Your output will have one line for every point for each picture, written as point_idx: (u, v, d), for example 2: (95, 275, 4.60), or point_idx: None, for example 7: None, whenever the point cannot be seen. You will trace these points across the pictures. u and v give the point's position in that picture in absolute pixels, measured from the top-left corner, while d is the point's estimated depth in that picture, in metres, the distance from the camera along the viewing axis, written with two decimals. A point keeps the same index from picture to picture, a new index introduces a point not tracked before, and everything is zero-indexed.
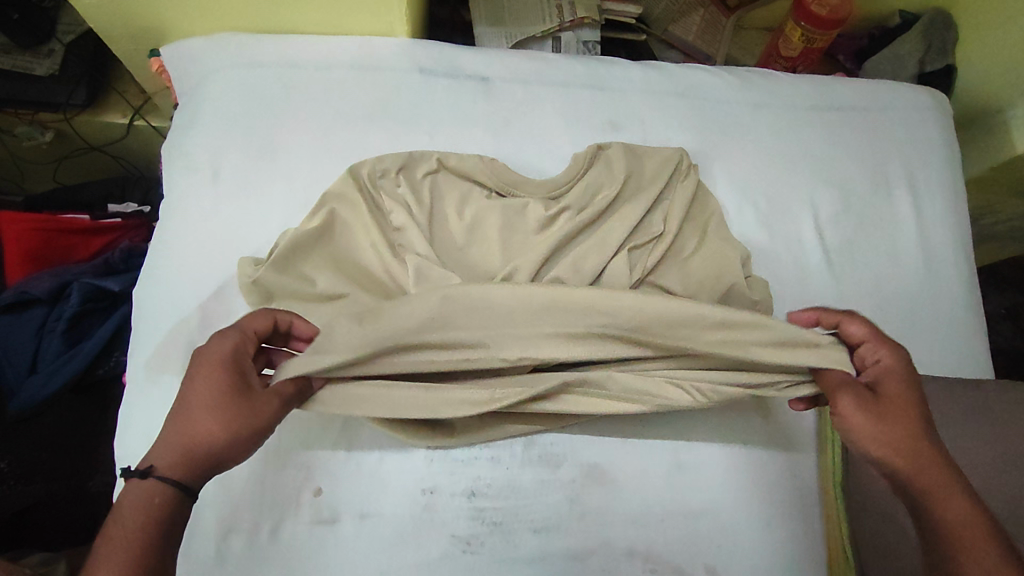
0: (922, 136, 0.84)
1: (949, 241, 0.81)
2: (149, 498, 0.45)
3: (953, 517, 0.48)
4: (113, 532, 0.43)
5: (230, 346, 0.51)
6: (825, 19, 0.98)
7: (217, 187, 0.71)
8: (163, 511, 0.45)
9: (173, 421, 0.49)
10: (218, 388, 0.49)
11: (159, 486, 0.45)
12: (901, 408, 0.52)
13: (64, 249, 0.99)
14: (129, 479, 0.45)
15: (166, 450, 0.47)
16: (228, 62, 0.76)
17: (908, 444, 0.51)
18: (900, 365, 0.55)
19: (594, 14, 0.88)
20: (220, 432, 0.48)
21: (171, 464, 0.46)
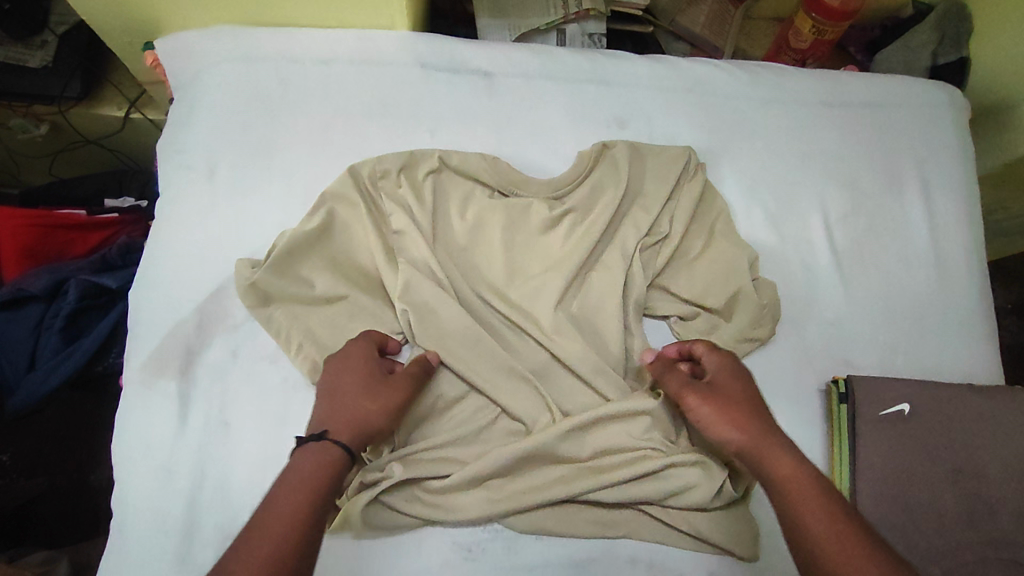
0: (935, 134, 0.82)
1: (961, 242, 0.79)
2: (321, 456, 0.50)
3: (790, 481, 0.51)
4: (292, 483, 0.48)
5: (369, 351, 0.59)
6: (837, 10, 0.96)
7: (214, 187, 0.70)
8: (336, 462, 0.51)
9: (326, 403, 0.55)
10: (365, 374, 0.57)
11: (337, 448, 0.51)
12: (727, 392, 0.58)
13: (61, 245, 0.97)
14: (301, 445, 0.51)
15: (337, 425, 0.53)
16: (224, 56, 0.74)
17: (744, 424, 0.56)
18: (723, 356, 0.61)
19: (600, 6, 0.86)
20: (370, 407, 0.55)
21: (347, 435, 0.53)
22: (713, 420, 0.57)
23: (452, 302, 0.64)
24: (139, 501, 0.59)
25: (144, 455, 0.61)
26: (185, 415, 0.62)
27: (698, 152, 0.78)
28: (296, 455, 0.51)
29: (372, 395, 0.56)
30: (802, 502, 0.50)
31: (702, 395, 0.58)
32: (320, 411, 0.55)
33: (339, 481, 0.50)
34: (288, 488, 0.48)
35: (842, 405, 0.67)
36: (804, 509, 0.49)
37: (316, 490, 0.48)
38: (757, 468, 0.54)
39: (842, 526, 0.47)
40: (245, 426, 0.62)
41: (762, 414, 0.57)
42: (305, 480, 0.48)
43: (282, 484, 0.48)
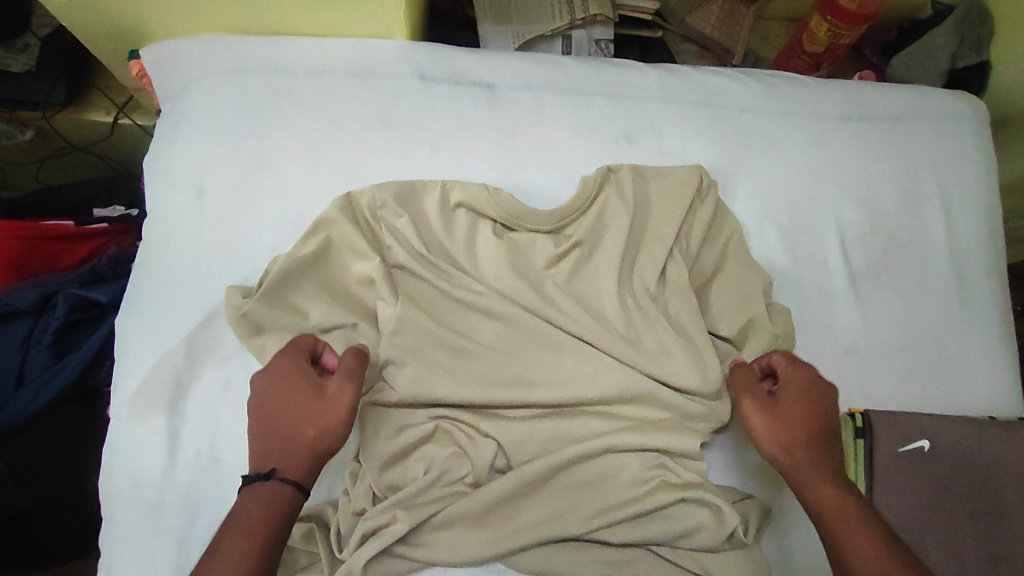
0: (957, 149, 0.79)
1: (983, 263, 0.76)
2: (269, 497, 0.51)
3: (830, 513, 0.53)
4: (243, 526, 0.49)
5: (291, 361, 0.57)
6: (853, 14, 0.92)
7: (203, 208, 0.67)
8: (282, 500, 0.51)
9: (262, 435, 0.54)
10: (292, 394, 0.55)
11: (278, 487, 0.51)
12: (798, 415, 0.57)
13: (48, 256, 0.94)
14: (249, 485, 0.51)
15: (277, 461, 0.53)
16: (213, 67, 0.71)
17: (799, 447, 0.56)
18: (811, 376, 0.59)
19: (608, 11, 0.81)
20: (311, 430, 0.54)
21: (290, 469, 0.52)
22: (768, 435, 0.57)
23: (455, 338, 0.63)
24: (128, 541, 0.57)
25: (132, 494, 0.59)
26: (175, 451, 0.60)
27: (710, 169, 0.74)
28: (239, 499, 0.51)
29: (309, 415, 0.54)
30: (843, 534, 0.51)
31: (772, 412, 0.58)
32: (258, 444, 0.54)
33: (290, 517, 0.51)
34: (234, 532, 0.48)
35: (859, 440, 0.64)
36: (848, 546, 0.50)
37: (262, 534, 0.49)
38: (805, 495, 0.55)
39: (887, 572, 0.48)
40: (235, 462, 0.60)
41: (827, 444, 0.57)
42: (255, 524, 0.49)
43: (228, 528, 0.49)
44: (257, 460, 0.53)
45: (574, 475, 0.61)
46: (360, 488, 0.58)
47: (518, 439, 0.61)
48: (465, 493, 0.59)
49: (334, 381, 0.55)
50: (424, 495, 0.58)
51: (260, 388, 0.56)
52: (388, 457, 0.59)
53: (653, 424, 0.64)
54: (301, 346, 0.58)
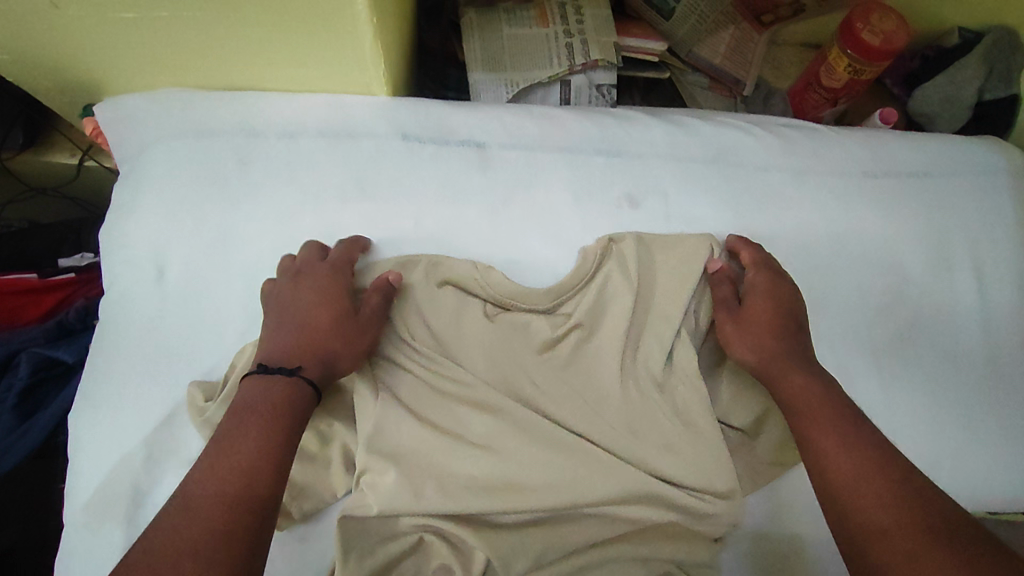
0: (990, 208, 0.72)
1: (1018, 335, 0.70)
2: (289, 391, 0.48)
3: (797, 398, 0.54)
4: (259, 411, 0.46)
5: (329, 277, 0.57)
6: (877, 49, 0.85)
7: (163, 289, 0.60)
8: (303, 399, 0.49)
9: (286, 331, 0.54)
10: (328, 304, 0.55)
11: (299, 378, 0.50)
12: (761, 314, 0.59)
13: (13, 311, 0.88)
14: (269, 374, 0.49)
15: (301, 356, 0.52)
16: (173, 128, 0.64)
17: (764, 343, 0.57)
18: (767, 277, 0.61)
19: (610, 54, 0.74)
20: (340, 343, 0.54)
21: (311, 366, 0.51)
22: (734, 339, 0.59)
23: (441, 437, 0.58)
24: None
25: None
26: None
27: (721, 235, 0.68)
28: (245, 387, 0.49)
29: (341, 322, 0.55)
30: (806, 416, 0.52)
31: (737, 318, 0.60)
32: (282, 337, 0.53)
33: (302, 420, 0.48)
34: (251, 415, 0.46)
35: None
36: (819, 427, 0.51)
37: (285, 424, 0.46)
38: (772, 389, 0.56)
39: (853, 447, 0.48)
40: None
41: (794, 337, 0.58)
42: (272, 411, 0.47)
43: (237, 419, 0.46)
44: (278, 350, 0.52)
45: None
46: None
47: (511, 557, 0.54)
48: None
49: (368, 309, 0.57)
50: None
51: (285, 291, 0.56)
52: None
53: (662, 528, 0.58)
54: (338, 256, 0.59)
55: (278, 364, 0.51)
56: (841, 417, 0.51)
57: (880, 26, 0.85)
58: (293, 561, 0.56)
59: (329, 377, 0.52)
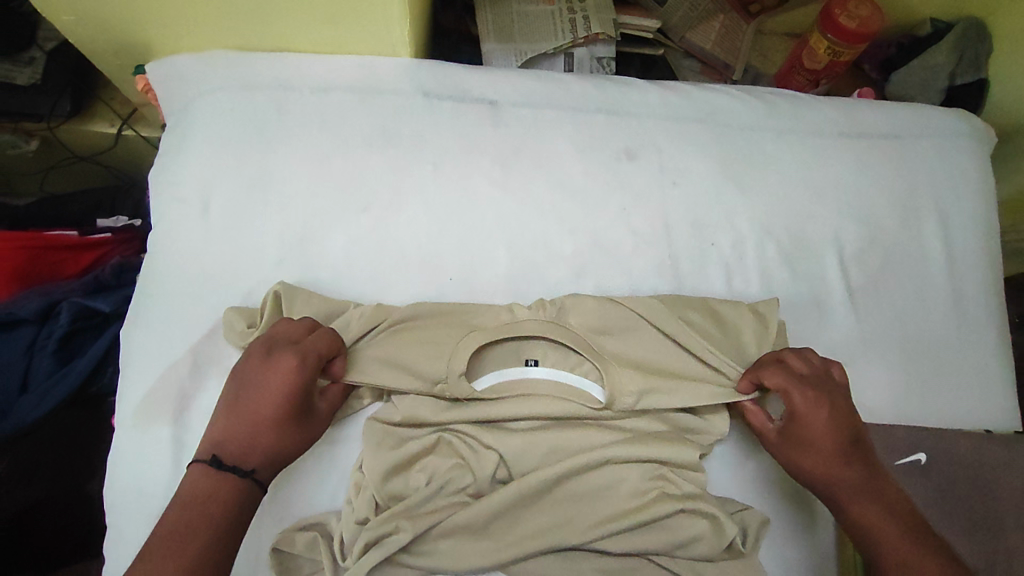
0: (955, 167, 0.80)
1: (979, 280, 0.77)
2: (234, 493, 0.52)
3: (871, 528, 0.56)
4: (206, 515, 0.50)
5: (303, 369, 0.57)
6: (853, 32, 0.93)
7: (207, 221, 0.67)
8: (245, 501, 0.53)
9: (239, 423, 0.55)
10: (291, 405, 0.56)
11: (248, 481, 0.53)
12: (812, 439, 0.59)
13: (53, 266, 0.95)
14: (221, 470, 0.52)
15: (255, 455, 0.54)
16: (218, 83, 0.71)
17: (827, 470, 0.58)
18: (811, 399, 0.60)
19: (609, 29, 0.82)
20: (293, 441, 0.57)
21: (263, 466, 0.54)
22: (793, 463, 0.60)
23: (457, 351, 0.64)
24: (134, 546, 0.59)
25: (140, 501, 0.60)
26: (180, 460, 0.61)
27: (710, 188, 0.75)
28: (193, 476, 0.52)
29: (296, 421, 0.57)
30: (879, 544, 0.55)
31: (787, 446, 0.60)
32: (246, 429, 0.55)
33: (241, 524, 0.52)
34: (194, 513, 0.50)
35: None
36: (891, 558, 0.54)
37: (222, 528, 0.50)
38: (841, 516, 0.58)
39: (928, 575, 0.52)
40: None
41: (853, 455, 0.59)
42: (214, 514, 0.50)
43: (188, 508, 0.50)
44: (232, 442, 0.54)
45: (576, 485, 0.63)
46: (368, 495, 0.60)
47: (519, 451, 0.63)
48: (466, 503, 0.61)
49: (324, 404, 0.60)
50: (434, 502, 0.60)
51: (250, 372, 0.57)
52: (396, 468, 0.60)
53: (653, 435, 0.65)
54: (318, 350, 0.58)
55: (231, 461, 0.53)
56: (910, 545, 0.54)
57: (857, 11, 0.93)
58: (321, 459, 0.63)
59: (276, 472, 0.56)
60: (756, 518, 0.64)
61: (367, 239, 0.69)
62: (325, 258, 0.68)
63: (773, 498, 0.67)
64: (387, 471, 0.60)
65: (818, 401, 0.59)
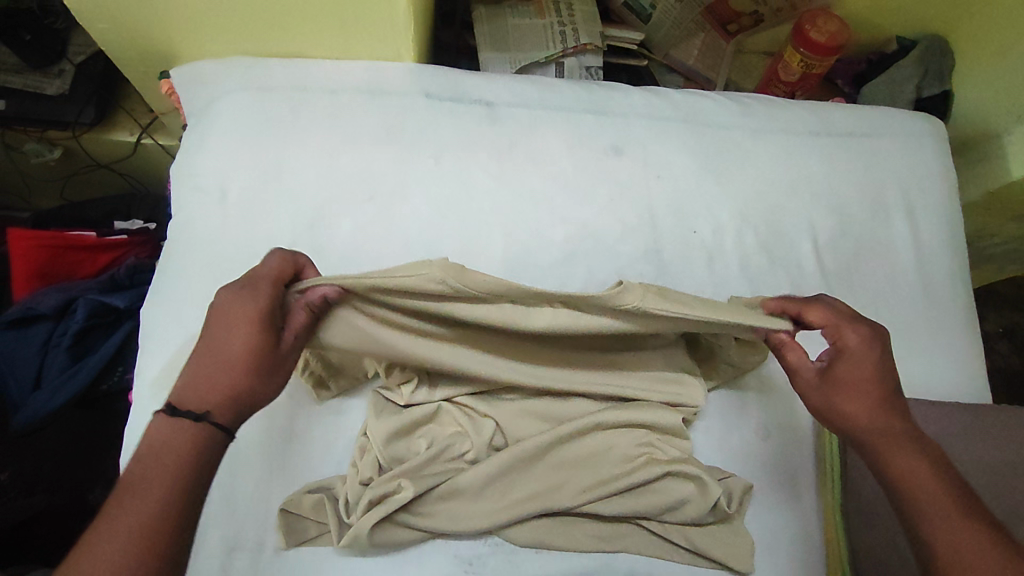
0: (920, 163, 0.86)
1: (946, 266, 0.82)
2: (196, 437, 0.50)
3: (903, 471, 0.54)
4: (163, 464, 0.48)
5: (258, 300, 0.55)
6: (824, 45, 1.00)
7: (225, 208, 0.72)
8: (208, 446, 0.51)
9: (200, 367, 0.53)
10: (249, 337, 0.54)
11: (207, 428, 0.51)
12: (853, 381, 0.58)
13: (70, 265, 0.99)
14: (176, 415, 0.50)
15: (214, 396, 0.52)
16: (236, 86, 0.77)
17: (870, 415, 0.57)
18: (861, 338, 0.59)
19: (597, 41, 0.90)
20: (256, 377, 0.54)
21: (222, 411, 0.52)
22: (834, 404, 0.58)
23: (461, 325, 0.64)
24: None
25: None
26: None
27: (692, 180, 0.81)
28: (151, 432, 0.50)
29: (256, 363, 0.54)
30: (912, 489, 0.54)
31: (829, 386, 0.59)
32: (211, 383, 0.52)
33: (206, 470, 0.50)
34: (150, 465, 0.48)
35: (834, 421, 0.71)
36: (926, 503, 0.52)
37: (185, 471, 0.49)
38: (873, 461, 0.57)
39: (959, 521, 0.51)
40: (251, 440, 0.64)
41: (892, 401, 0.58)
42: (175, 462, 0.49)
43: (128, 492, 0.47)
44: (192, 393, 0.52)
45: (570, 451, 0.66)
46: (371, 458, 0.63)
47: (515, 418, 0.66)
48: (464, 469, 0.64)
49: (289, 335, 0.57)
50: (434, 466, 0.64)
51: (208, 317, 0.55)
52: (400, 433, 0.64)
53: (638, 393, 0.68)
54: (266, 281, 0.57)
55: (188, 407, 0.51)
56: (946, 491, 0.53)
57: (825, 27, 1.01)
58: (328, 430, 0.66)
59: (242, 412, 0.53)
60: (741, 482, 0.67)
61: (373, 226, 0.74)
62: (334, 242, 0.72)
63: (760, 469, 0.70)
64: (393, 434, 0.64)
65: (870, 345, 0.59)
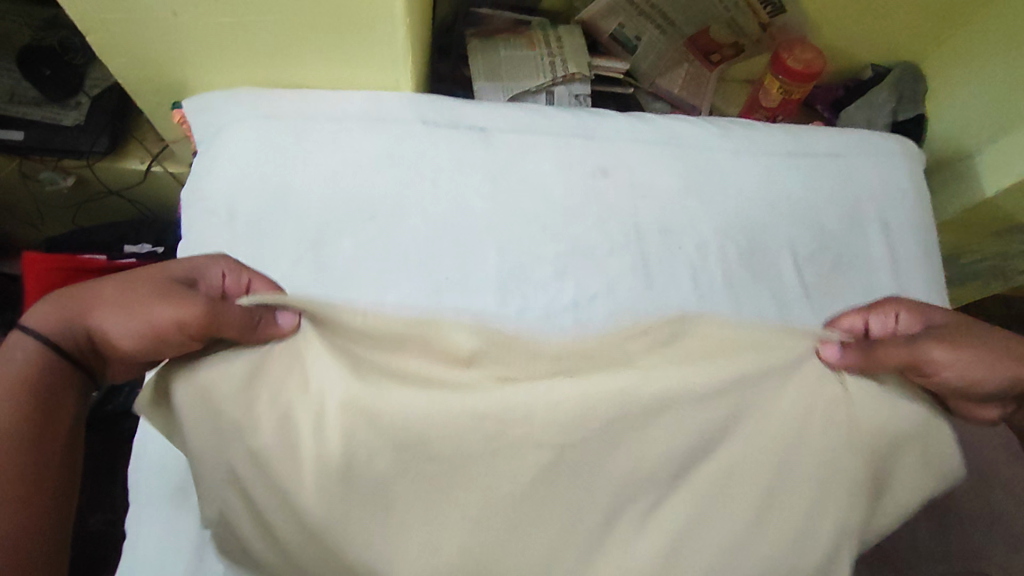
0: (893, 183, 0.91)
1: (922, 278, 0.85)
2: (34, 361, 0.53)
3: None
4: (10, 389, 0.51)
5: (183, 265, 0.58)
6: (802, 72, 1.06)
7: (232, 228, 0.76)
8: (48, 372, 0.53)
9: (88, 288, 0.56)
10: (150, 277, 0.55)
11: (32, 343, 0.53)
12: (949, 332, 0.61)
13: (80, 288, 1.03)
14: (22, 328, 0.54)
15: (59, 312, 0.54)
16: (244, 114, 0.82)
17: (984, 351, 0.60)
18: (905, 305, 0.65)
19: (584, 70, 0.96)
20: (110, 304, 0.54)
21: (37, 319, 0.54)
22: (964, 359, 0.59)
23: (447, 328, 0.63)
24: (151, 520, 0.63)
25: (159, 475, 0.64)
26: None
27: (675, 199, 0.85)
28: (10, 358, 0.53)
29: (129, 294, 0.54)
30: None
31: (939, 340, 0.60)
32: (102, 317, 0.54)
33: (51, 392, 0.53)
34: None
35: None
36: None
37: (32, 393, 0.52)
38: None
39: None
40: None
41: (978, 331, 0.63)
42: (15, 385, 0.52)
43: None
44: (63, 303, 0.54)
45: None
46: None
47: None
48: None
49: (188, 294, 0.54)
50: None
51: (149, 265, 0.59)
52: None
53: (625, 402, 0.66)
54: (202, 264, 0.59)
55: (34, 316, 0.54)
56: None
57: (801, 56, 1.07)
58: None
59: (53, 327, 0.54)
60: None
61: (373, 243, 0.77)
62: (337, 260, 0.76)
63: None
64: None
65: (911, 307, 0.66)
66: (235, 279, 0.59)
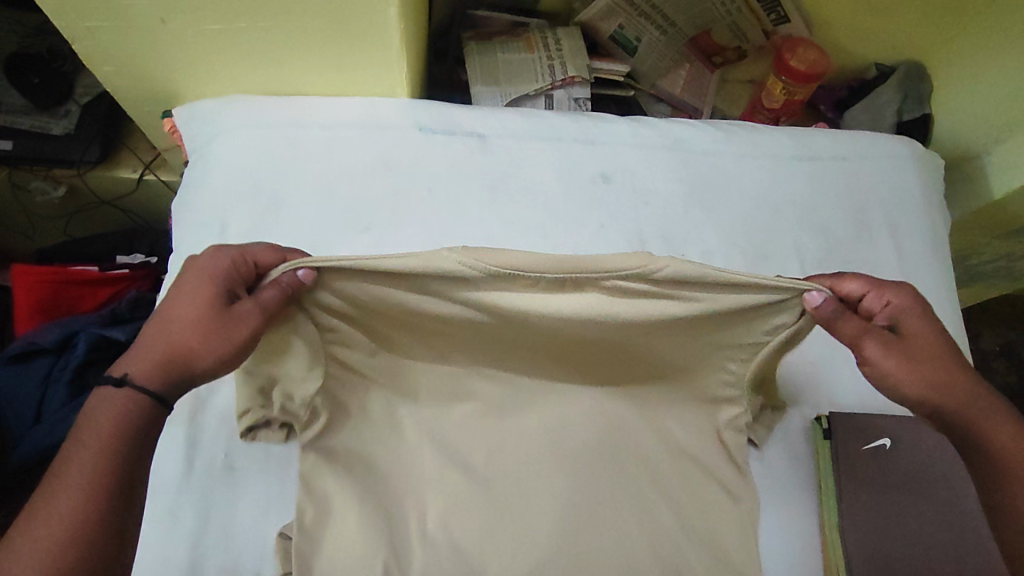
0: (902, 187, 0.89)
1: (931, 284, 0.84)
2: (119, 413, 0.50)
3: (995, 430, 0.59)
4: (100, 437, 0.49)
5: (208, 284, 0.55)
6: (804, 73, 1.04)
7: (225, 241, 0.74)
8: (136, 423, 0.50)
9: (157, 341, 0.54)
10: (208, 292, 0.55)
11: (129, 394, 0.51)
12: (925, 349, 0.60)
13: (73, 300, 1.01)
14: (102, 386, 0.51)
15: (142, 364, 0.52)
16: (233, 124, 0.80)
17: (937, 378, 0.59)
18: (910, 296, 0.61)
19: (584, 73, 0.94)
20: (198, 340, 0.54)
21: (146, 373, 0.52)
22: (905, 382, 0.59)
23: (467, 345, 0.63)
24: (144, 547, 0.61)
25: (150, 497, 0.63)
26: (191, 461, 0.64)
27: (680, 206, 0.83)
28: (97, 404, 0.50)
29: (201, 322, 0.54)
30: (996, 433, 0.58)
31: (898, 351, 0.59)
32: (144, 364, 0.52)
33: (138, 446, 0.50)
34: (82, 440, 0.48)
35: (826, 441, 0.71)
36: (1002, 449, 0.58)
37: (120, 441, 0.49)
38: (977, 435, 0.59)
39: None
40: (248, 470, 0.65)
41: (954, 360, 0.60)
42: (102, 431, 0.49)
43: (62, 476, 0.47)
44: (151, 356, 0.53)
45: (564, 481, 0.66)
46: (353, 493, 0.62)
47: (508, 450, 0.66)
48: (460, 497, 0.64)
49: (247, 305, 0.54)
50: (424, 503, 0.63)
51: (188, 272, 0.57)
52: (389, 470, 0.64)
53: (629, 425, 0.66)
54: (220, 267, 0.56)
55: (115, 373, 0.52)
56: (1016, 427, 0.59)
57: (805, 56, 1.05)
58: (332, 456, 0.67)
59: (162, 377, 0.52)
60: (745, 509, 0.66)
61: (368, 254, 0.75)
62: None
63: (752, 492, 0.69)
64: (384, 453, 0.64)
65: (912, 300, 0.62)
66: (244, 264, 0.57)
